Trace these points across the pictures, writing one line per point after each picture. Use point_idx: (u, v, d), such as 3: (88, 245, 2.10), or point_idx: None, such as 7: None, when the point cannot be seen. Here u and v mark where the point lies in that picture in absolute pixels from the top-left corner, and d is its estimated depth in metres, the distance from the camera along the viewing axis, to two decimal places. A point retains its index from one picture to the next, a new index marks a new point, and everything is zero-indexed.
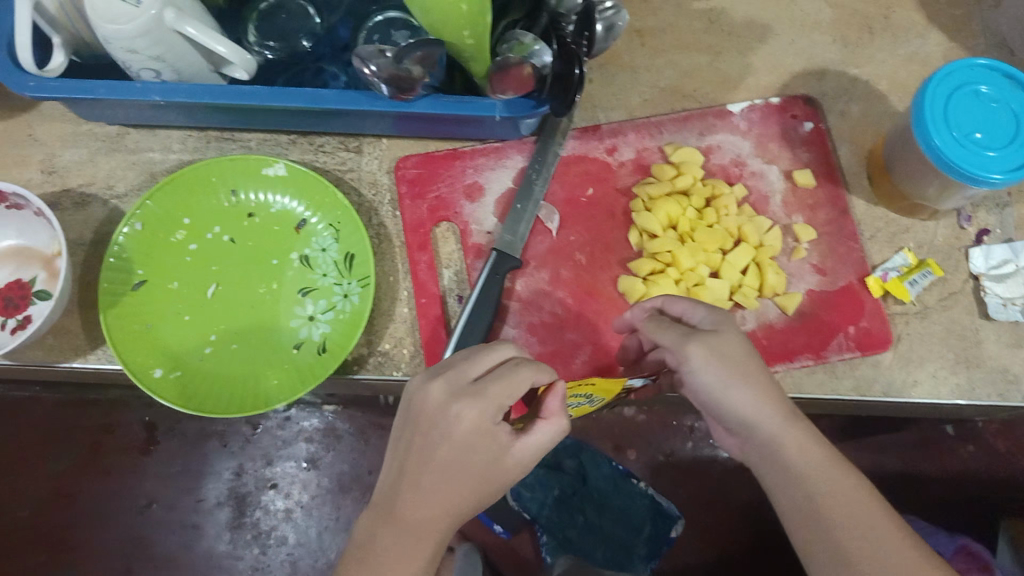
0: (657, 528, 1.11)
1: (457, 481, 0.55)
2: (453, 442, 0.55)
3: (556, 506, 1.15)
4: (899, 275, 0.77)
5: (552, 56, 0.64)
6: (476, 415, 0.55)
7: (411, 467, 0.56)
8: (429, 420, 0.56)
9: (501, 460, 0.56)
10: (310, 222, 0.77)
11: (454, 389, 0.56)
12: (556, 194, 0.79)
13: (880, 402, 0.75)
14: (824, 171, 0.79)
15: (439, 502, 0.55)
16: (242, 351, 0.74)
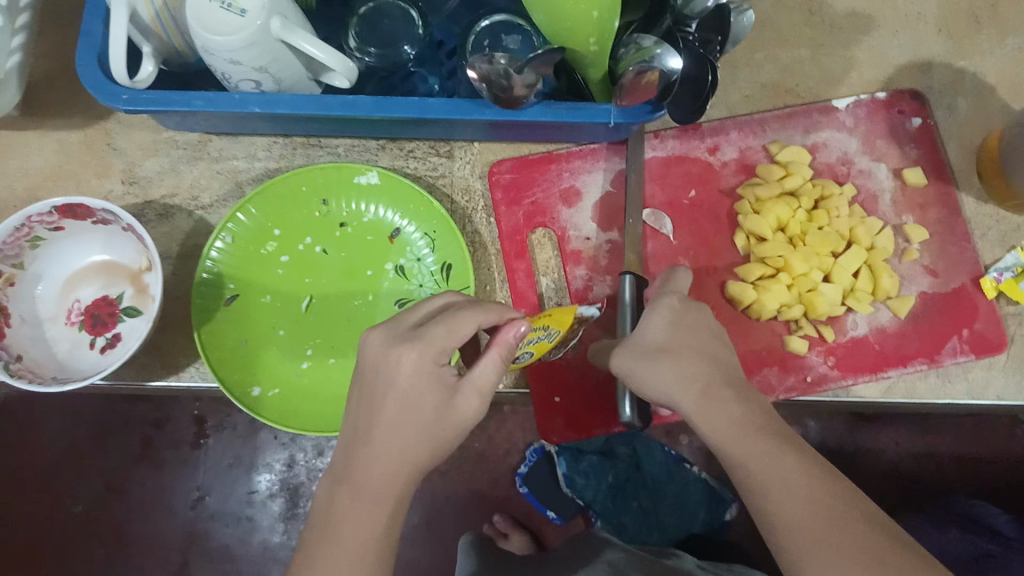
0: (712, 512, 1.19)
1: (406, 433, 0.55)
2: (392, 388, 0.55)
3: (611, 494, 1.20)
4: (1014, 276, 0.74)
5: (674, 58, 0.58)
6: (415, 359, 0.55)
7: (365, 413, 0.56)
8: (373, 367, 0.57)
9: (449, 408, 0.56)
10: (404, 231, 0.74)
11: (403, 337, 0.56)
12: (657, 198, 0.76)
13: (992, 406, 0.73)
14: (933, 168, 0.76)
15: (385, 449, 0.55)
16: (340, 367, 0.72)
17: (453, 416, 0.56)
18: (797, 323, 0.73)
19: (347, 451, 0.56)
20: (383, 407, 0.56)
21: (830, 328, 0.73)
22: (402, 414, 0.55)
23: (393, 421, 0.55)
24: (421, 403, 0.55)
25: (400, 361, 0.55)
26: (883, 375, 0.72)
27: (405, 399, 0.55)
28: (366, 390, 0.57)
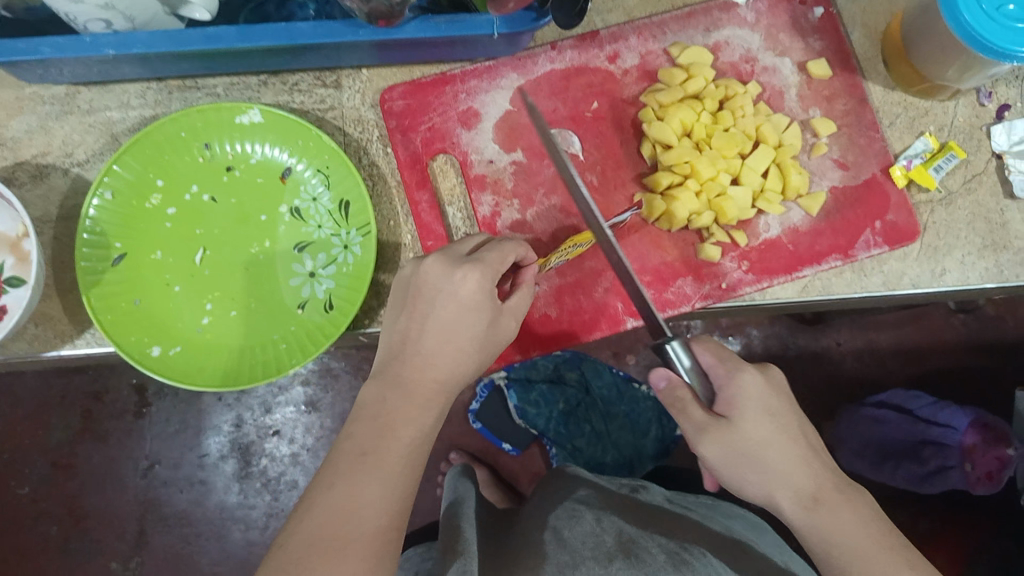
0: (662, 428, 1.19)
1: (459, 351, 0.57)
2: (458, 305, 0.57)
3: (563, 420, 1.19)
4: (923, 162, 0.73)
5: None
6: (477, 280, 0.57)
7: (415, 332, 0.57)
8: (433, 288, 0.57)
9: (495, 329, 0.59)
10: (296, 170, 0.71)
11: (461, 261, 0.58)
12: (560, 113, 0.73)
13: (907, 294, 0.73)
14: (838, 59, 0.74)
15: (442, 365, 0.56)
16: (243, 318, 0.69)
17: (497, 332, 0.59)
18: (708, 230, 0.72)
19: (392, 371, 0.56)
20: (439, 324, 0.57)
21: (742, 231, 0.72)
22: (452, 334, 0.57)
23: (441, 338, 0.57)
24: (478, 321, 0.57)
25: (467, 280, 0.57)
26: (798, 274, 0.72)
27: (464, 317, 0.57)
28: (410, 313, 0.58)
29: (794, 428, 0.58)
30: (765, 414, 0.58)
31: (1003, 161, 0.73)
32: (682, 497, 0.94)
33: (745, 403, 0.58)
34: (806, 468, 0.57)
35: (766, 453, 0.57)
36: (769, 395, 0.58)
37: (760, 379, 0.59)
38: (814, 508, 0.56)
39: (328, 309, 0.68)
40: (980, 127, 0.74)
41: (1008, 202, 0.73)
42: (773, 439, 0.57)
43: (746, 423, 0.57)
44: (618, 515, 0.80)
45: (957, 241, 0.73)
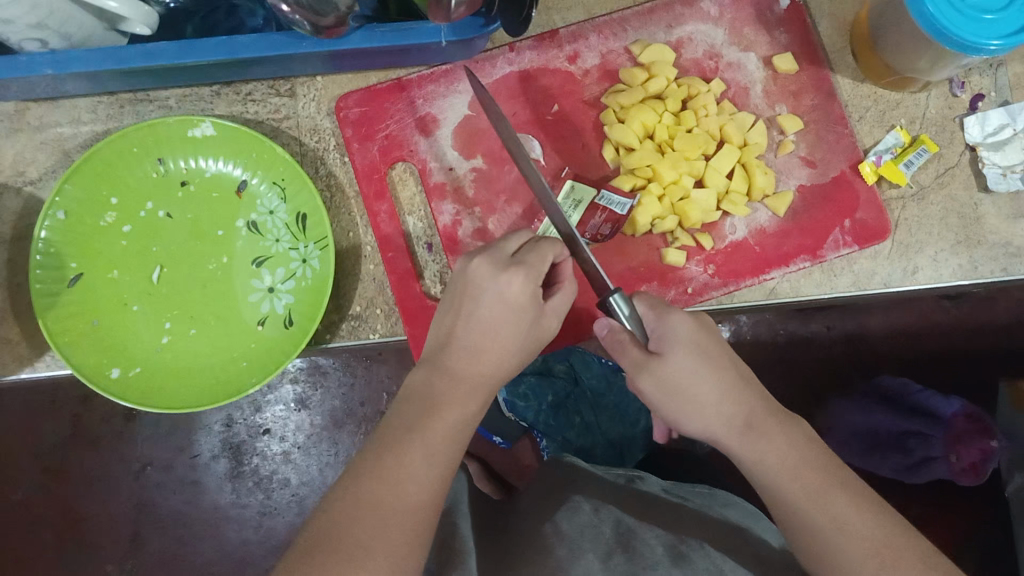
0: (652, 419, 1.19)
1: (505, 341, 0.56)
2: (503, 304, 0.56)
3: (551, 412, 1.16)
4: (893, 157, 0.71)
5: None
6: (525, 282, 0.56)
7: (459, 328, 0.56)
8: (477, 288, 0.57)
9: (540, 324, 0.58)
10: (251, 184, 0.69)
11: (498, 263, 0.57)
12: (519, 117, 0.71)
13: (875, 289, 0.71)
14: (804, 52, 0.73)
15: (488, 360, 0.56)
16: (203, 336, 0.68)
17: (539, 333, 0.58)
18: (673, 234, 0.70)
19: (437, 363, 0.56)
20: (483, 321, 0.56)
21: (707, 234, 0.70)
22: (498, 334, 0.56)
23: (485, 336, 0.56)
24: (525, 321, 0.57)
25: (509, 287, 0.56)
26: (765, 276, 0.70)
27: (513, 318, 0.56)
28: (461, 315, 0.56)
29: (725, 361, 0.56)
30: (689, 348, 0.55)
31: (976, 154, 0.72)
32: (679, 487, 0.89)
33: (672, 339, 0.56)
34: (727, 396, 0.54)
35: (691, 382, 0.55)
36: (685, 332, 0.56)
37: (689, 318, 0.56)
38: (747, 433, 0.53)
39: (287, 325, 0.67)
40: (953, 119, 0.73)
41: (982, 195, 0.72)
42: (698, 370, 0.55)
43: (676, 358, 0.55)
44: (604, 505, 0.78)
45: (930, 237, 0.71)
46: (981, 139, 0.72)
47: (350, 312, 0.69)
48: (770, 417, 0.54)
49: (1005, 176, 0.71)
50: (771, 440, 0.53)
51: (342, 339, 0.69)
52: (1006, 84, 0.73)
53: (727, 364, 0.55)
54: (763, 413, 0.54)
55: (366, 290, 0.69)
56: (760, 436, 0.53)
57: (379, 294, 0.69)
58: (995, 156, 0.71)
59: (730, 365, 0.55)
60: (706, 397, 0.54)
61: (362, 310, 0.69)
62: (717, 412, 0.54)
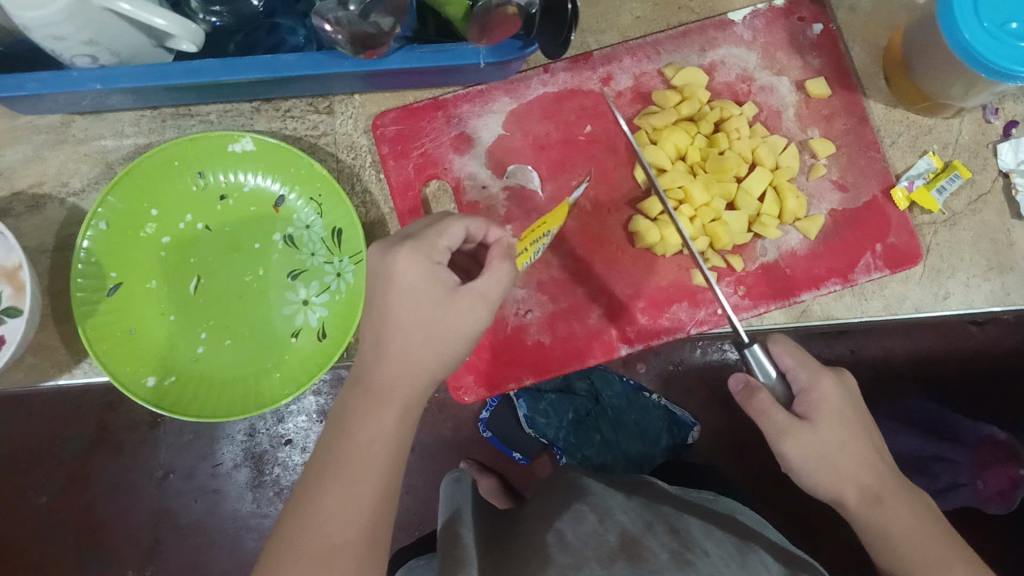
0: (672, 436, 1.19)
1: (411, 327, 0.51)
2: (393, 289, 0.51)
3: (573, 428, 1.16)
4: (926, 183, 0.71)
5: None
6: (412, 261, 0.51)
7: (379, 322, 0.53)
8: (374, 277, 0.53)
9: (468, 313, 0.52)
10: (288, 199, 0.71)
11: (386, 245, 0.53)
12: (552, 136, 0.72)
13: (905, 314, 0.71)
14: (837, 77, 0.73)
15: (397, 355, 0.52)
16: (236, 348, 0.69)
17: (451, 317, 0.51)
18: (704, 256, 0.70)
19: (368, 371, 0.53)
20: (391, 310, 0.52)
21: (738, 256, 0.71)
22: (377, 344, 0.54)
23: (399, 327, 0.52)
24: (439, 309, 0.51)
25: (413, 277, 0.51)
26: (795, 299, 0.71)
27: (408, 301, 0.51)
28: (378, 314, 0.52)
29: (866, 434, 0.60)
30: (837, 421, 0.59)
31: (1009, 180, 0.72)
32: (684, 493, 0.90)
33: (824, 406, 0.59)
34: (871, 468, 0.59)
35: (841, 452, 0.59)
36: (842, 399, 0.60)
37: (836, 385, 0.60)
38: (876, 505, 0.59)
39: (321, 337, 0.68)
40: (985, 145, 0.73)
41: (1015, 222, 0.72)
42: (845, 439, 0.59)
43: (825, 426, 0.59)
44: (612, 510, 0.77)
45: (961, 263, 0.71)
46: (1015, 167, 0.72)
47: None
48: (900, 490, 0.60)
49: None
50: (899, 511, 0.59)
51: None
52: None
53: (865, 439, 0.60)
54: (894, 488, 0.60)
55: None
56: (890, 507, 0.59)
57: None
58: None
59: (869, 432, 0.61)
60: (848, 466, 0.59)
61: None
62: (857, 482, 0.59)
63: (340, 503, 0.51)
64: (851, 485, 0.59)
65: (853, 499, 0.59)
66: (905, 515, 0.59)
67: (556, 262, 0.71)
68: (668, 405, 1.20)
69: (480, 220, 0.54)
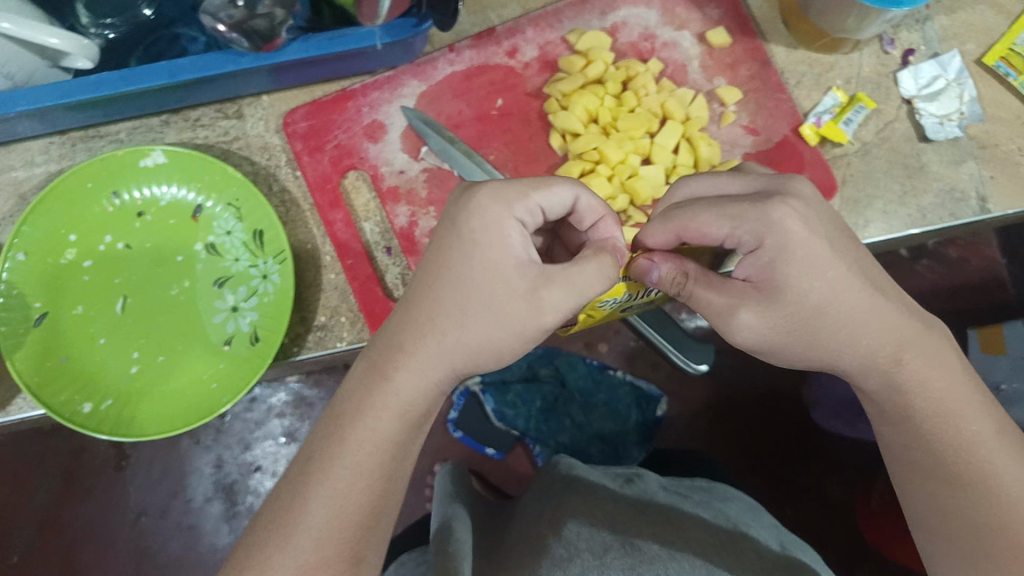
0: (643, 411, 1.16)
1: (474, 311, 0.48)
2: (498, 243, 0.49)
3: (543, 417, 1.15)
4: (833, 117, 0.73)
5: None
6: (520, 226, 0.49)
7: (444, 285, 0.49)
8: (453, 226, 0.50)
9: (539, 312, 0.48)
10: (206, 207, 0.70)
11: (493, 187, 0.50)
12: (465, 114, 0.72)
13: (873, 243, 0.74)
14: (736, 26, 0.74)
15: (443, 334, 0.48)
16: (171, 363, 0.68)
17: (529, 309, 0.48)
18: (626, 214, 0.71)
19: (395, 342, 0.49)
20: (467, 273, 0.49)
21: None
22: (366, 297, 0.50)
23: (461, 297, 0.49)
24: (513, 294, 0.48)
25: (508, 232, 0.49)
26: None
27: (494, 265, 0.48)
28: (457, 260, 0.49)
29: (872, 278, 0.51)
30: (814, 258, 0.49)
31: (913, 106, 0.74)
32: (678, 484, 0.87)
33: (788, 242, 0.49)
34: (888, 326, 0.50)
35: (840, 299, 0.49)
36: (804, 235, 0.49)
37: (796, 211, 0.49)
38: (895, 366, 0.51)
39: (254, 341, 0.67)
40: (887, 75, 0.75)
41: (923, 145, 0.74)
42: (835, 287, 0.49)
43: (807, 284, 0.49)
44: (603, 501, 0.75)
45: (878, 190, 0.73)
46: (918, 91, 0.74)
47: (316, 323, 0.69)
48: (926, 342, 0.51)
49: (942, 126, 0.73)
50: (923, 365, 0.51)
51: (310, 351, 0.68)
52: (934, 37, 0.76)
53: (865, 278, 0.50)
54: (915, 337, 0.51)
55: (329, 299, 0.69)
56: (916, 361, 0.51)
57: (343, 302, 0.69)
58: (931, 107, 0.74)
59: (864, 269, 0.51)
60: (852, 312, 0.50)
61: (327, 319, 0.69)
62: (857, 344, 0.50)
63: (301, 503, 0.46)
64: (878, 340, 0.50)
65: (863, 364, 0.51)
66: (935, 375, 0.51)
67: None
68: (634, 380, 1.16)
69: (594, 202, 0.53)
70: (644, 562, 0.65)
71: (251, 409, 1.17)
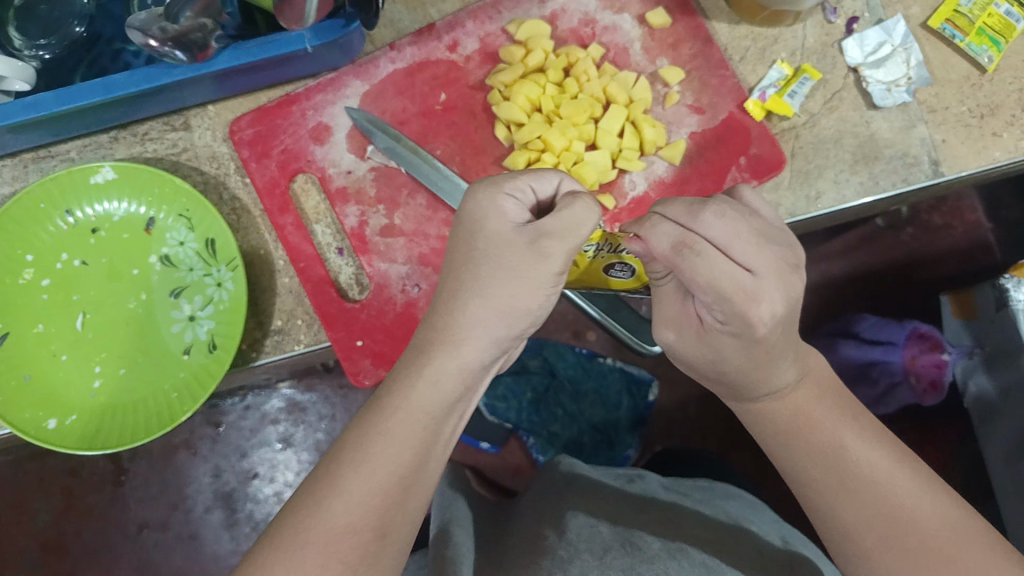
0: (635, 397, 1.15)
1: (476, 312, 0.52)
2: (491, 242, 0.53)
3: (534, 408, 1.14)
4: (778, 90, 0.73)
5: None
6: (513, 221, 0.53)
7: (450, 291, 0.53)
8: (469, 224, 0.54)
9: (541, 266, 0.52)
10: (158, 219, 0.71)
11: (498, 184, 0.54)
12: (409, 110, 0.73)
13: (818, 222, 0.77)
14: (676, 4, 0.74)
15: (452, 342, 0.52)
16: (133, 375, 0.69)
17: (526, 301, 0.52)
18: None
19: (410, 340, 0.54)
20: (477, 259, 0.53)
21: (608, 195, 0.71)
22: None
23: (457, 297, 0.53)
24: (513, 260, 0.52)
25: (503, 205, 0.53)
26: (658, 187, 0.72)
27: (496, 256, 0.52)
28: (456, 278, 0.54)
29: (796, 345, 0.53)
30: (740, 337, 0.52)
31: (860, 74, 0.73)
32: (678, 482, 0.84)
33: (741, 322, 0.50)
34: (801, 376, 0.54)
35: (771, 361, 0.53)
36: (771, 324, 0.50)
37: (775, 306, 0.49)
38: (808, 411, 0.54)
39: (212, 349, 0.68)
40: (832, 45, 0.74)
41: (872, 112, 0.73)
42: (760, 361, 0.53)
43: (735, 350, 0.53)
44: (604, 500, 0.74)
45: (827, 161, 0.72)
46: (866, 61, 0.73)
47: (272, 327, 0.70)
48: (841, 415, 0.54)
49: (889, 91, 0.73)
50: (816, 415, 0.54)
51: (269, 355, 0.70)
52: (878, 4, 0.75)
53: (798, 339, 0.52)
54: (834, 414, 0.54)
55: (285, 302, 0.70)
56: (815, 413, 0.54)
57: (299, 305, 0.70)
58: (878, 73, 0.73)
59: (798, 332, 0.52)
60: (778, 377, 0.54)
61: (283, 322, 0.70)
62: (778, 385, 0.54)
63: (285, 548, 0.45)
64: (765, 382, 0.55)
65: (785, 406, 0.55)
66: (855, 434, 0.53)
67: (434, 233, 0.71)
68: (623, 365, 1.15)
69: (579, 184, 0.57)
70: (645, 562, 0.64)
71: (245, 417, 1.17)
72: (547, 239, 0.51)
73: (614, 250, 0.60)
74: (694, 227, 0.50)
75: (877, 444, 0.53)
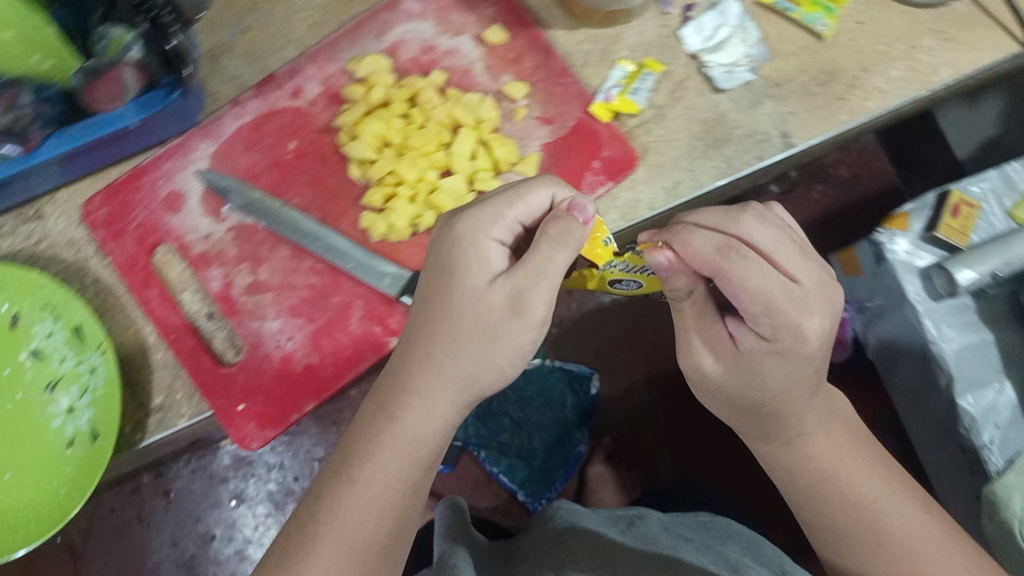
0: (577, 392, 1.16)
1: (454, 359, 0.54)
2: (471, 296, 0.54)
3: (478, 420, 1.15)
4: (622, 90, 0.73)
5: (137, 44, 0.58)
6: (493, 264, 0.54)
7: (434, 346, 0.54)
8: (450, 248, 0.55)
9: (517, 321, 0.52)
10: (21, 315, 0.69)
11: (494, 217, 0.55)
12: (261, 162, 0.73)
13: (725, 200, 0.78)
14: (511, 19, 0.75)
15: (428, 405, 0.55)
16: (19, 477, 0.68)
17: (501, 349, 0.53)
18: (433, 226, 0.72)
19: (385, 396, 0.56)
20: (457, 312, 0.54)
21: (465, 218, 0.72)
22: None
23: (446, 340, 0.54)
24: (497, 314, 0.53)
25: (487, 251, 0.54)
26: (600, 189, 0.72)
27: (466, 306, 0.53)
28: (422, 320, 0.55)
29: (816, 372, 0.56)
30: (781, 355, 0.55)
31: (700, 60, 0.74)
32: (678, 520, 0.85)
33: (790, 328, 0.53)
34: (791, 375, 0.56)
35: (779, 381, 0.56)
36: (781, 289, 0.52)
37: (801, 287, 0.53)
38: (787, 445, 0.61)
39: (93, 438, 0.66)
40: (671, 35, 0.75)
41: (717, 96, 0.73)
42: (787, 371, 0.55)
43: (766, 362, 0.55)
44: (606, 548, 0.76)
45: (679, 149, 0.72)
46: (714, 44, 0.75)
47: (153, 405, 0.67)
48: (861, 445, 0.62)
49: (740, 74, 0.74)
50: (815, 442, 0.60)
51: (152, 435, 0.67)
52: None
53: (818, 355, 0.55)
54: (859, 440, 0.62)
55: (163, 377, 0.68)
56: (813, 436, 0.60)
57: (176, 378, 0.68)
58: (717, 57, 0.74)
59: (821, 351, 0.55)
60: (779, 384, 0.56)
61: (164, 399, 0.67)
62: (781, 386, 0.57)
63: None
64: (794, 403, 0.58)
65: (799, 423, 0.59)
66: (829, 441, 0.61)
67: (301, 283, 0.71)
68: (562, 363, 1.16)
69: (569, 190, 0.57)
70: None
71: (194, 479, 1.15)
72: (524, 295, 0.52)
73: (630, 267, 0.62)
74: (739, 234, 0.54)
75: (877, 471, 0.62)
